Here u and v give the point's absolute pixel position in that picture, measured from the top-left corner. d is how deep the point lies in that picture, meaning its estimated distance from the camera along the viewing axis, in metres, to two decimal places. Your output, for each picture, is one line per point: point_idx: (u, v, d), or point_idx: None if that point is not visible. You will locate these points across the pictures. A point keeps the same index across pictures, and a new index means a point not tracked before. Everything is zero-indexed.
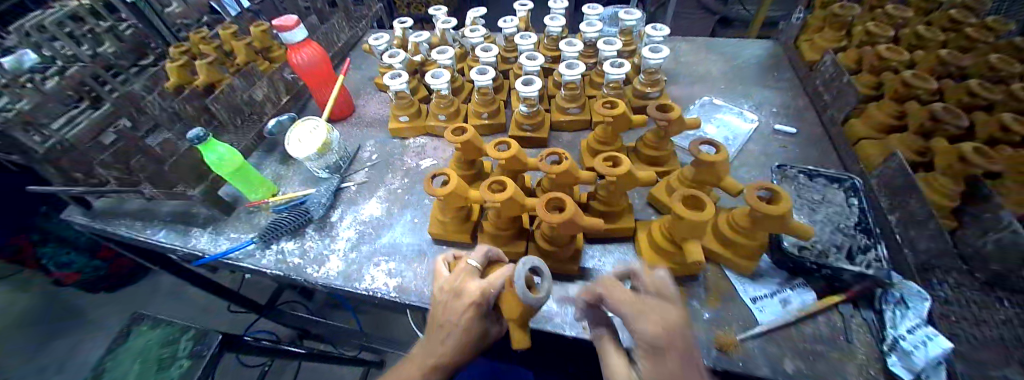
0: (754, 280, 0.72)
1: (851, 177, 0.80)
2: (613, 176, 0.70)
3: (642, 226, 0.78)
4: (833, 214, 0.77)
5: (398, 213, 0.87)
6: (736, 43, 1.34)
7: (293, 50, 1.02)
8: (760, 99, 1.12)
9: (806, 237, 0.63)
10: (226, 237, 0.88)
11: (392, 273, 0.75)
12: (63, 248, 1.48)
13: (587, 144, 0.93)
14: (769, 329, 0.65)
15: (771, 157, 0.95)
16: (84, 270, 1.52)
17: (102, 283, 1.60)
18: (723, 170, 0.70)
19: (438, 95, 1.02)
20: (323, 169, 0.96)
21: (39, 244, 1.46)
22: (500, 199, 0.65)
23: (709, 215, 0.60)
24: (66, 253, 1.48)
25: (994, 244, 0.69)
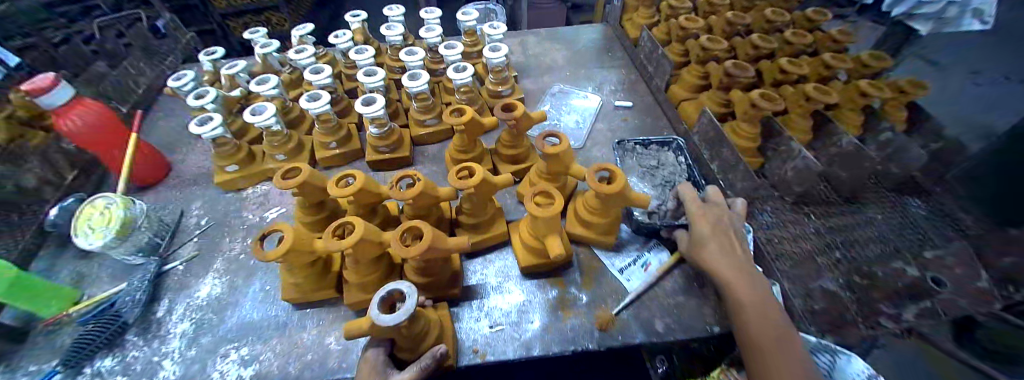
0: (618, 251, 0.77)
1: (674, 138, 0.90)
2: (467, 188, 0.68)
3: (514, 228, 0.78)
4: (671, 174, 0.86)
5: (244, 286, 0.75)
6: (575, 28, 1.43)
7: (67, 117, 0.81)
8: (601, 78, 1.21)
9: (646, 204, 0.69)
10: (22, 374, 0.68)
11: (244, 361, 0.65)
12: None
13: (450, 155, 0.90)
14: (638, 296, 0.71)
15: (617, 131, 1.03)
16: None
17: None
18: (568, 159, 0.72)
19: (269, 133, 0.90)
20: (134, 254, 0.77)
21: None
22: (347, 244, 0.59)
23: (559, 207, 0.61)
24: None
25: (791, 171, 0.82)
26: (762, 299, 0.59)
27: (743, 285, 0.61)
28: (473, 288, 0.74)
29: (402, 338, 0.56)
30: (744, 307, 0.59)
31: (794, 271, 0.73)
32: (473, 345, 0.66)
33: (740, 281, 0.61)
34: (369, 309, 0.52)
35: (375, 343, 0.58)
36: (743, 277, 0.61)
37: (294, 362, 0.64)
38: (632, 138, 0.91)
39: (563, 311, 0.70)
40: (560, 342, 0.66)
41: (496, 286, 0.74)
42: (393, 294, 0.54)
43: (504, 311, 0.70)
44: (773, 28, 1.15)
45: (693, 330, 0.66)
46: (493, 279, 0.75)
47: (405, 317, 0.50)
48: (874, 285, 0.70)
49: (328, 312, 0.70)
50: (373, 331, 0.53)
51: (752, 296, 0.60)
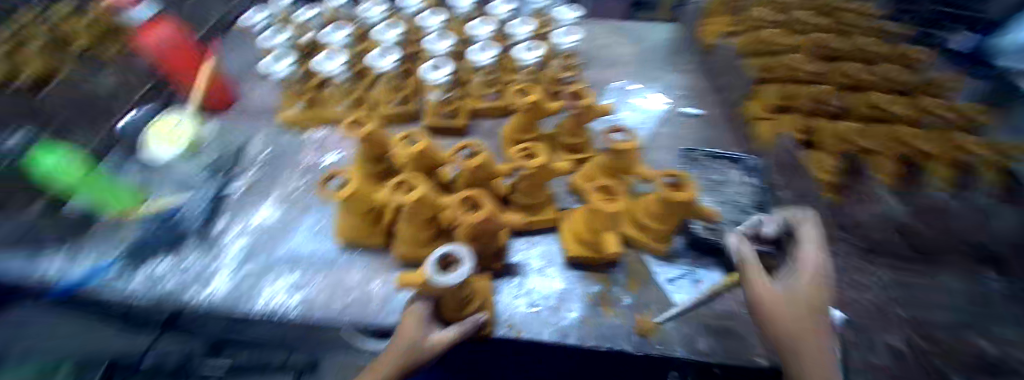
0: (670, 262, 0.74)
1: (744, 156, 0.86)
2: (528, 170, 0.65)
3: (565, 216, 0.76)
4: (736, 193, 0.80)
5: (297, 219, 0.77)
6: (646, 27, 1.37)
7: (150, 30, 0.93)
8: (669, 82, 1.16)
9: (711, 217, 0.66)
10: (78, 258, 0.71)
11: (291, 289, 0.67)
12: None
13: (505, 135, 0.85)
14: (684, 310, 0.67)
15: (681, 139, 0.99)
16: None
17: None
18: (633, 158, 0.69)
19: (336, 81, 0.92)
20: (198, 173, 0.82)
21: None
22: (409, 197, 0.59)
23: (622, 203, 0.58)
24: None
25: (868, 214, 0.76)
26: (817, 318, 0.46)
27: (805, 294, 0.48)
28: (516, 267, 0.73)
29: (448, 300, 0.57)
30: (788, 315, 0.46)
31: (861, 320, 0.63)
32: (508, 321, 0.65)
33: (806, 293, 0.48)
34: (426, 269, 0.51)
35: (419, 298, 0.57)
36: (809, 288, 0.49)
37: (338, 300, 0.66)
38: (702, 148, 0.90)
39: (603, 308, 0.68)
40: (595, 338, 0.63)
41: (539, 270, 0.73)
42: (446, 257, 0.53)
43: (545, 294, 0.69)
44: (869, 58, 1.06)
45: (738, 358, 0.62)
46: (537, 262, 0.74)
47: (461, 280, 0.50)
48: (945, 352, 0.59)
49: (374, 258, 0.72)
50: (424, 287, 0.53)
51: (800, 304, 0.47)
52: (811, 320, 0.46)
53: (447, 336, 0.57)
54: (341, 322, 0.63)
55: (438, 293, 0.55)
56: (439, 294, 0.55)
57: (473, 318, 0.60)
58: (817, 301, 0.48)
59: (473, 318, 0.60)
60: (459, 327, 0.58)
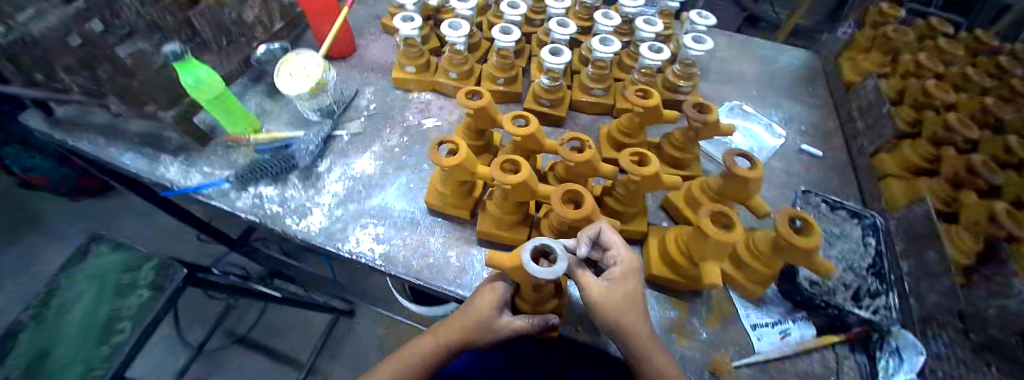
0: (758, 306, 0.70)
1: (873, 214, 0.77)
2: (638, 176, 0.61)
3: (655, 232, 0.72)
4: (847, 252, 0.74)
5: (393, 174, 0.81)
6: (773, 49, 1.26)
7: None
8: (788, 113, 1.07)
9: (827, 274, 0.59)
10: (199, 171, 0.80)
11: (379, 239, 0.71)
12: (28, 152, 1.35)
13: (608, 133, 0.83)
14: (765, 360, 0.64)
15: (792, 177, 0.91)
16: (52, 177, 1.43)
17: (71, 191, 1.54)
18: (754, 188, 0.63)
19: (453, 50, 0.93)
20: (313, 111, 0.87)
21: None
22: (512, 180, 0.58)
23: (737, 237, 0.54)
24: (32, 158, 1.36)
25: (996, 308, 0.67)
26: (633, 305, 0.53)
27: (618, 294, 0.52)
28: None
29: (528, 289, 0.56)
30: (625, 309, 0.52)
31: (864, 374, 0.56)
32: (576, 323, 0.64)
33: (624, 287, 0.53)
34: (523, 258, 0.48)
35: (501, 279, 0.57)
36: (618, 288, 0.52)
37: (419, 259, 0.70)
38: (823, 194, 0.81)
39: (678, 335, 0.65)
40: None
41: None
42: (539, 247, 0.51)
43: None
44: None
45: None
46: None
47: (552, 277, 0.48)
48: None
49: (456, 228, 0.74)
50: (513, 271, 0.53)
51: (623, 300, 0.52)
52: (634, 311, 0.53)
53: (514, 324, 0.56)
54: (418, 281, 0.67)
55: (522, 281, 0.53)
56: (523, 282, 0.54)
57: (545, 318, 0.57)
58: (632, 287, 0.53)
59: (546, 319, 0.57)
60: (530, 320, 0.57)
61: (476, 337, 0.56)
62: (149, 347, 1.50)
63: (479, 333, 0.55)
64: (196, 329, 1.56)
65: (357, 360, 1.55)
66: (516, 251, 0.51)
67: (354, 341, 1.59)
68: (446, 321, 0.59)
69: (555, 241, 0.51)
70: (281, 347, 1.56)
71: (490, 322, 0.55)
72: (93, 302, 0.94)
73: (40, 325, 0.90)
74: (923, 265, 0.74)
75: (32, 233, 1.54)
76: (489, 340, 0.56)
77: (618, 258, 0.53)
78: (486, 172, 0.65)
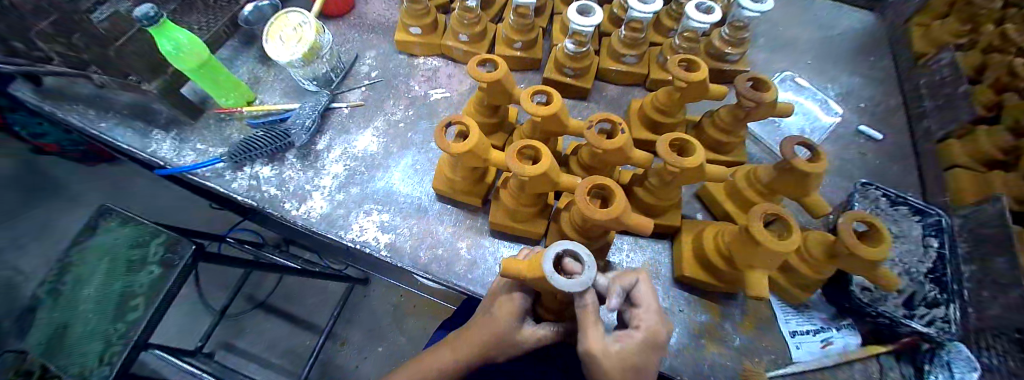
0: (799, 311, 0.63)
1: (938, 212, 0.68)
2: (678, 167, 0.52)
3: (688, 227, 0.64)
4: (903, 252, 0.66)
5: (398, 154, 0.74)
6: (833, 8, 1.10)
7: None
8: (843, 86, 0.94)
9: (891, 289, 0.52)
10: (192, 149, 0.74)
11: (383, 227, 0.66)
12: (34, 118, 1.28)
13: (640, 111, 0.74)
14: (804, 372, 0.58)
15: (843, 163, 0.82)
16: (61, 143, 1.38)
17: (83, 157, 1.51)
18: (813, 184, 0.55)
19: (464, 7, 0.81)
20: (309, 80, 0.79)
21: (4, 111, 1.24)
22: (530, 172, 0.51)
23: (795, 245, 0.46)
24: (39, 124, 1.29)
25: None
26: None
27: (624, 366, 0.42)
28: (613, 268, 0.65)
29: (548, 298, 0.51)
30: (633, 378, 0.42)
31: None
32: None
33: (639, 358, 0.43)
34: (549, 274, 0.41)
35: (518, 287, 0.52)
36: (628, 358, 0.42)
37: (426, 250, 0.64)
38: (883, 186, 0.70)
39: (706, 341, 0.59)
40: (692, 373, 0.57)
41: None
42: (563, 254, 0.45)
43: None
44: None
45: None
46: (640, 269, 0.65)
47: (581, 289, 0.41)
48: None
49: (466, 216, 0.68)
50: (533, 283, 0.47)
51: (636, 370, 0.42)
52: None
53: (537, 334, 0.52)
54: (425, 274, 0.62)
55: (545, 291, 0.48)
56: (546, 292, 0.48)
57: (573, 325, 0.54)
58: (648, 362, 0.43)
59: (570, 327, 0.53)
60: (554, 330, 0.53)
61: (496, 350, 0.52)
62: (171, 310, 1.55)
63: (501, 347, 0.52)
64: (217, 293, 1.59)
65: (372, 326, 1.57)
66: (535, 265, 0.45)
67: (370, 307, 1.61)
68: (462, 331, 0.56)
69: (584, 245, 0.44)
70: (299, 312, 1.58)
71: (512, 334, 0.51)
72: (106, 278, 0.94)
73: (58, 301, 0.92)
74: (989, 271, 0.66)
75: (49, 198, 1.55)
76: (513, 351, 0.53)
77: (646, 322, 0.44)
78: (500, 157, 0.57)
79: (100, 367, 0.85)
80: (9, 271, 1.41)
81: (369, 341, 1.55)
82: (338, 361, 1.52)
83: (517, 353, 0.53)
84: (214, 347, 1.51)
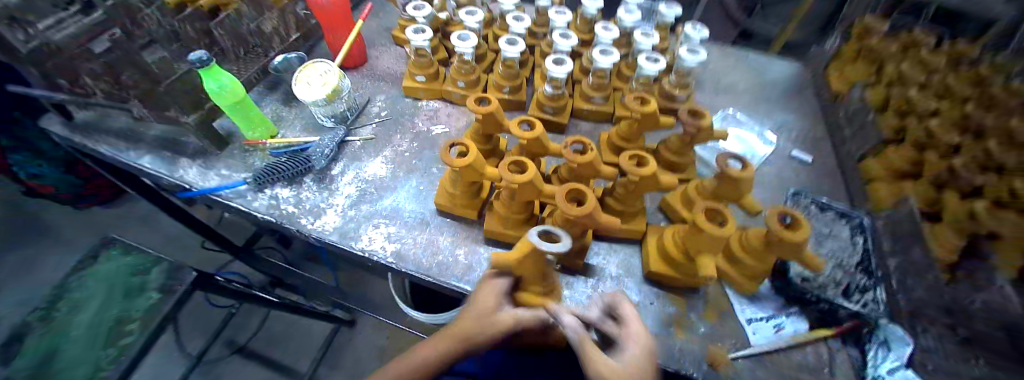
0: (753, 301, 0.74)
1: (859, 215, 0.82)
2: (637, 175, 0.65)
3: (653, 231, 0.77)
4: (836, 250, 0.78)
5: (403, 178, 0.85)
6: (766, 62, 1.32)
7: None
8: (779, 123, 1.12)
9: (816, 269, 0.63)
10: (217, 174, 0.84)
11: (390, 237, 0.75)
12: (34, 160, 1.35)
13: (608, 140, 0.88)
14: (761, 352, 0.68)
15: (784, 182, 0.97)
16: (56, 184, 1.43)
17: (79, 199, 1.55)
18: (745, 188, 0.68)
19: (461, 60, 0.98)
20: (328, 118, 0.91)
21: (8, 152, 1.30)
22: (519, 179, 0.62)
23: (729, 232, 0.58)
24: (39, 166, 1.35)
25: None
26: None
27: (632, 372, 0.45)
28: (593, 269, 0.75)
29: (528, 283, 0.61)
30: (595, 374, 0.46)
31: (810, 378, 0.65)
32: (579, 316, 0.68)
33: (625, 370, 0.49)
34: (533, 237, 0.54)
35: (498, 276, 0.61)
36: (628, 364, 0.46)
37: (429, 256, 0.73)
38: (812, 196, 0.87)
39: (676, 329, 0.69)
40: (666, 357, 0.66)
41: (615, 276, 0.75)
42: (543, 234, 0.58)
43: None
44: None
45: None
46: (615, 269, 0.76)
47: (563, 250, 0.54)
48: None
49: (463, 229, 0.78)
50: (518, 263, 0.57)
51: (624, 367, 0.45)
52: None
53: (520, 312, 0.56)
54: (428, 277, 0.70)
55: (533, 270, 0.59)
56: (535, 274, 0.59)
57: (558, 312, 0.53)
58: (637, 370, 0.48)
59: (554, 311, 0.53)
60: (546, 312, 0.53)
61: (478, 330, 0.55)
62: (148, 355, 1.51)
63: (479, 322, 0.56)
64: (197, 339, 1.56)
65: (356, 368, 1.55)
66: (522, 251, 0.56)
67: (353, 349, 1.59)
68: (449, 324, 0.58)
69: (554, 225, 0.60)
70: (281, 357, 1.56)
71: (491, 313, 0.56)
72: (102, 305, 0.96)
73: (49, 325, 0.93)
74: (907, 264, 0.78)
75: (36, 240, 1.54)
76: (495, 332, 0.55)
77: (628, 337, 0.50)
78: (493, 172, 0.68)
79: None
80: None
81: None
82: None
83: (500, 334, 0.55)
84: None
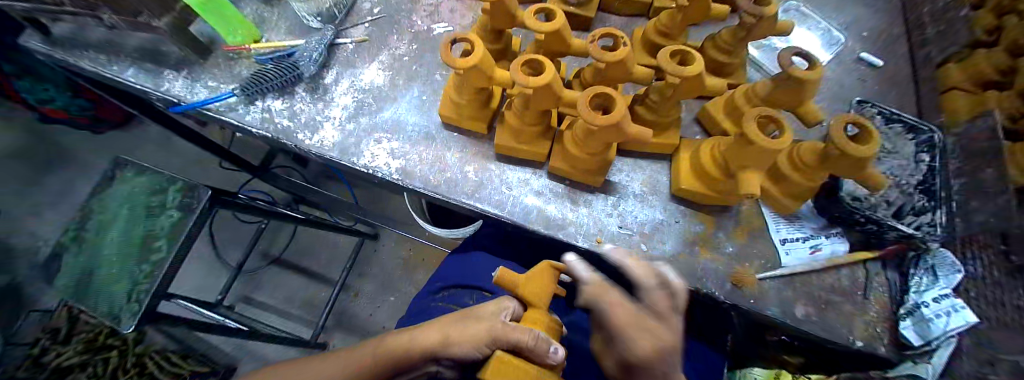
0: (790, 221, 0.68)
1: (931, 129, 0.70)
2: (679, 77, 0.54)
3: (686, 146, 0.68)
4: (896, 167, 0.69)
5: (403, 87, 0.76)
6: None
7: None
8: (848, 17, 0.93)
9: (877, 187, 0.55)
10: (205, 86, 0.76)
11: (393, 153, 0.69)
12: (39, 84, 1.28)
13: (642, 36, 0.75)
14: (791, 273, 0.64)
15: (844, 89, 0.83)
16: (68, 109, 1.37)
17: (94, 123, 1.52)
18: (809, 92, 0.58)
19: None
20: (314, 17, 0.81)
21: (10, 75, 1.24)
22: (534, 83, 0.52)
23: (785, 145, 0.49)
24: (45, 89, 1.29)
25: None
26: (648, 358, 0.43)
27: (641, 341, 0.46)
28: (614, 186, 0.69)
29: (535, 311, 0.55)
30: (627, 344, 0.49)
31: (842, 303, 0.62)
32: (596, 234, 0.64)
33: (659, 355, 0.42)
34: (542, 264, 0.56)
35: (512, 298, 0.56)
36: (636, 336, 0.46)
37: (436, 173, 0.68)
38: (880, 105, 0.73)
39: (701, 248, 0.65)
40: (687, 275, 0.62)
41: (639, 195, 0.68)
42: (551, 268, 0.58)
43: (639, 219, 0.66)
44: None
45: (836, 332, 0.60)
46: (639, 186, 0.69)
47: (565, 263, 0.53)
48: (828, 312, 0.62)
49: (472, 144, 0.71)
50: (523, 284, 0.54)
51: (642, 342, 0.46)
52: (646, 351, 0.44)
53: (506, 324, 0.48)
54: (436, 195, 0.66)
55: (535, 297, 0.53)
56: (533, 301, 0.53)
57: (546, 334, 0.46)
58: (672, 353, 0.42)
59: (536, 329, 0.46)
60: (530, 329, 0.46)
61: (462, 329, 0.50)
62: (191, 265, 1.62)
63: (468, 321, 0.51)
64: (232, 251, 1.65)
65: (383, 277, 1.64)
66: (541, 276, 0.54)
67: (380, 260, 1.66)
68: (446, 317, 0.54)
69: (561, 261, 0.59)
70: (312, 266, 1.65)
71: (484, 316, 0.51)
72: (127, 224, 0.99)
73: (83, 244, 0.97)
74: None
75: (61, 161, 1.56)
76: (479, 336, 0.48)
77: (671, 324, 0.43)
78: (504, 75, 0.59)
79: (130, 304, 0.89)
80: None
81: (381, 291, 1.62)
82: (355, 310, 1.59)
83: (479, 341, 0.48)
84: (235, 300, 1.60)
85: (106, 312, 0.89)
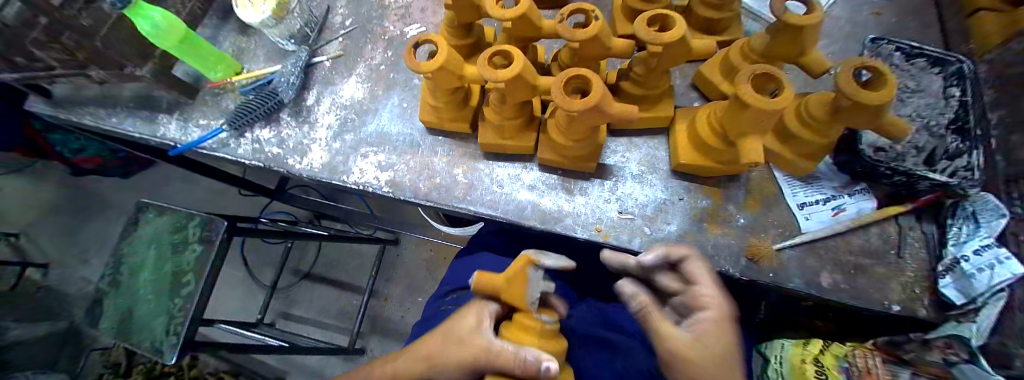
0: (806, 183, 0.63)
1: (960, 58, 0.62)
2: (659, 45, 0.49)
3: (681, 116, 0.64)
4: (921, 108, 0.62)
5: (383, 96, 0.75)
6: None
7: None
8: None
9: (898, 134, 0.49)
10: (196, 125, 0.78)
11: (381, 166, 0.68)
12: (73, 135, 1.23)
13: (622, 3, 0.69)
14: (813, 239, 0.60)
15: (857, 27, 0.76)
16: (101, 154, 1.34)
17: (125, 164, 1.51)
18: (811, 38, 0.53)
19: None
20: (287, 39, 0.80)
21: (45, 130, 1.19)
22: (504, 77, 0.49)
23: (784, 102, 0.44)
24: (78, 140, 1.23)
25: None
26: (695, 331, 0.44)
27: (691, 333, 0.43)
28: (610, 169, 0.65)
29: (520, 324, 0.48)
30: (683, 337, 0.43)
31: (871, 264, 0.59)
32: (596, 224, 0.62)
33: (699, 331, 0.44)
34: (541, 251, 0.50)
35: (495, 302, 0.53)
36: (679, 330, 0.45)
37: (425, 181, 0.67)
38: (898, 40, 0.66)
39: (709, 224, 0.61)
40: (698, 255, 0.59)
41: (637, 175, 0.65)
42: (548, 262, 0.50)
43: (640, 201, 0.63)
44: None
45: (867, 296, 0.57)
46: (636, 166, 0.65)
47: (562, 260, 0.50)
48: (857, 276, 0.58)
49: (459, 146, 0.69)
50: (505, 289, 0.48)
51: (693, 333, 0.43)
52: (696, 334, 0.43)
53: (492, 346, 0.46)
54: (427, 203, 0.65)
55: (519, 301, 0.47)
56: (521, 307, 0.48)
57: (535, 353, 0.43)
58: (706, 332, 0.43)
59: (522, 350, 0.44)
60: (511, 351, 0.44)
61: (448, 355, 0.49)
62: (229, 291, 1.70)
63: (450, 344, 0.50)
64: (265, 271, 1.71)
65: (409, 281, 1.66)
66: (521, 283, 0.46)
67: (403, 265, 1.68)
68: (434, 336, 0.54)
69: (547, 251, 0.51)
70: (341, 278, 1.70)
71: (468, 337, 0.49)
72: (156, 262, 1.02)
73: (121, 287, 1.03)
74: None
75: (99, 211, 1.65)
76: (463, 361, 0.48)
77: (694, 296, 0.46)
78: (476, 72, 0.56)
79: (169, 337, 0.93)
80: (82, 281, 1.55)
81: (409, 293, 1.65)
82: (385, 314, 1.63)
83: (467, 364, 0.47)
84: (275, 318, 1.67)
85: (152, 348, 0.94)
